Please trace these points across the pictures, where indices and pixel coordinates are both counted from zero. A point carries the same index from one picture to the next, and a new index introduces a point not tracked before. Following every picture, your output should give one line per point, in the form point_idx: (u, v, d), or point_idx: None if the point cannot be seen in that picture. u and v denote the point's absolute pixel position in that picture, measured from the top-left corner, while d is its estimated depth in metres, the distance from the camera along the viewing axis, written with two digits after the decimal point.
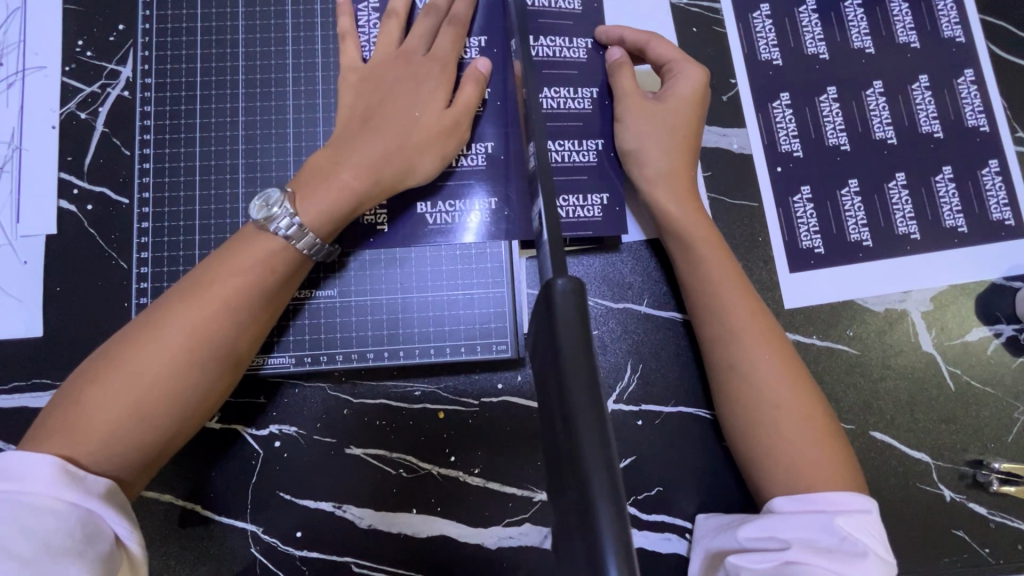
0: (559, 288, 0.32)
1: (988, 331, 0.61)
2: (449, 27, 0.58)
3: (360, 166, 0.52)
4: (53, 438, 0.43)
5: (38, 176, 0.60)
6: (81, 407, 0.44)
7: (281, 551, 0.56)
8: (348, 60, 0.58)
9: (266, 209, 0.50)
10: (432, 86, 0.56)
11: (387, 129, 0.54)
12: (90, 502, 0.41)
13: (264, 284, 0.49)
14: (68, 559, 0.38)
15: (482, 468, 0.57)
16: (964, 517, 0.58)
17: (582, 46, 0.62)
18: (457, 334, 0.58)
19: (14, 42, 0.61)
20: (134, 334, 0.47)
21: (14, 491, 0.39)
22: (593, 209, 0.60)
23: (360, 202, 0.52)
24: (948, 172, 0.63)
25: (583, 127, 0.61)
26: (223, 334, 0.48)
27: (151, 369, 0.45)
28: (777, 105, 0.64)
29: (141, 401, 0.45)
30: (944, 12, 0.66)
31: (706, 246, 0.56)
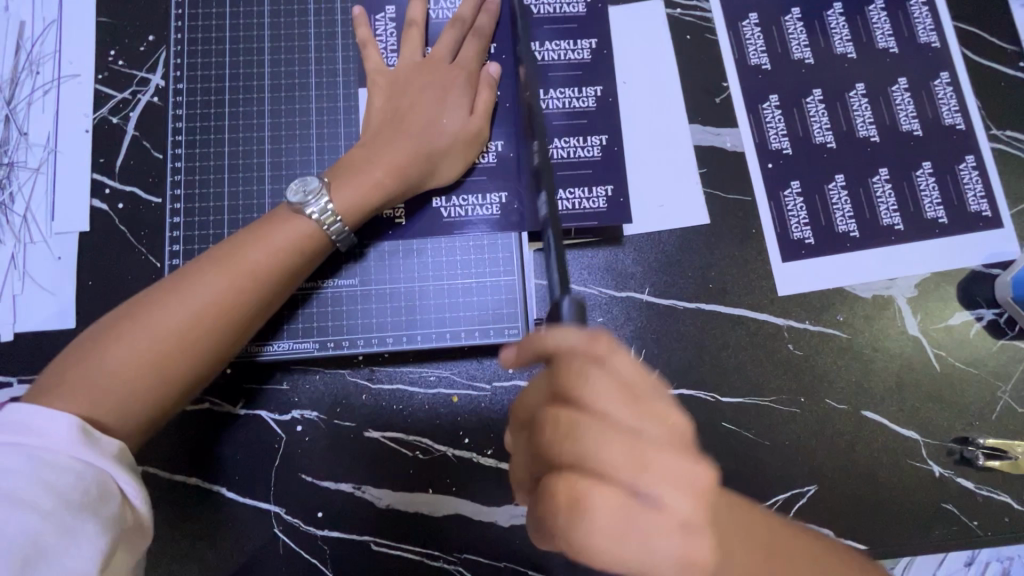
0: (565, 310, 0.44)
1: (970, 315, 0.65)
2: (472, 39, 0.63)
3: (391, 164, 0.57)
4: (74, 384, 0.46)
5: (72, 177, 0.63)
6: (105, 358, 0.47)
7: (302, 530, 0.59)
8: (372, 65, 0.63)
9: (302, 193, 0.55)
10: (457, 93, 0.61)
11: (414, 130, 0.59)
12: (102, 461, 0.43)
13: (286, 263, 0.54)
14: (85, 514, 0.40)
15: (495, 449, 0.60)
16: (953, 491, 0.62)
17: (585, 47, 0.67)
18: (471, 319, 0.62)
19: (51, 52, 0.65)
20: (160, 295, 0.50)
21: (32, 446, 0.42)
22: (598, 200, 0.65)
23: (388, 197, 0.58)
24: (928, 166, 0.67)
25: (588, 123, 0.66)
26: (247, 307, 0.52)
27: (173, 330, 0.49)
28: (767, 107, 0.68)
29: (162, 359, 0.48)
30: (920, 20, 0.70)
31: (623, 351, 0.40)
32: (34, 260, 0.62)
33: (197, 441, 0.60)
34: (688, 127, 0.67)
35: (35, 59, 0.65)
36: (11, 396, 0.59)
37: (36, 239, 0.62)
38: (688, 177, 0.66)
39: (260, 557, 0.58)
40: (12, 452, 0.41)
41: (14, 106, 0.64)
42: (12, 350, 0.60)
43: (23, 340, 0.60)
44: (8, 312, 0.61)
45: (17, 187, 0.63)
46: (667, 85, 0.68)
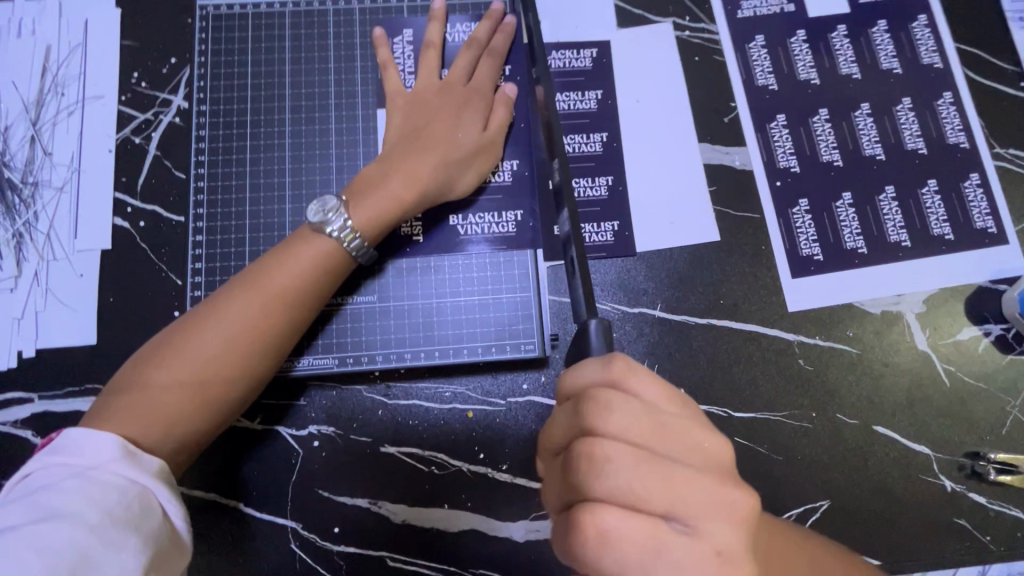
0: (592, 331, 0.44)
1: (978, 330, 0.66)
2: (485, 58, 0.65)
3: (409, 179, 0.59)
4: (119, 413, 0.48)
5: (96, 196, 0.64)
6: (147, 386, 0.49)
7: (319, 546, 0.59)
8: (391, 86, 0.64)
9: (322, 212, 0.56)
10: (473, 112, 0.63)
11: (431, 145, 0.60)
12: (144, 479, 0.45)
13: (314, 282, 0.55)
14: (127, 529, 0.41)
15: (510, 464, 0.61)
16: (965, 506, 0.62)
17: (587, 56, 0.70)
18: (487, 335, 0.63)
19: (76, 75, 0.67)
20: (194, 322, 0.52)
21: (80, 465, 0.43)
22: (606, 234, 0.66)
23: (407, 211, 0.59)
24: (934, 184, 0.69)
25: (596, 166, 0.68)
26: (277, 327, 0.53)
27: (209, 354, 0.51)
28: (774, 126, 0.70)
29: (202, 383, 0.50)
30: (923, 41, 0.72)
31: (641, 370, 0.40)
32: (57, 277, 0.63)
33: (215, 456, 0.60)
34: (697, 146, 0.69)
35: (61, 81, 0.67)
36: (32, 412, 0.60)
37: (59, 257, 0.63)
38: (698, 194, 0.68)
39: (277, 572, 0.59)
40: (63, 471, 0.43)
41: (39, 127, 0.66)
42: (34, 366, 0.61)
43: (46, 357, 0.61)
44: (31, 329, 0.62)
45: (42, 206, 0.64)
46: (677, 105, 0.70)
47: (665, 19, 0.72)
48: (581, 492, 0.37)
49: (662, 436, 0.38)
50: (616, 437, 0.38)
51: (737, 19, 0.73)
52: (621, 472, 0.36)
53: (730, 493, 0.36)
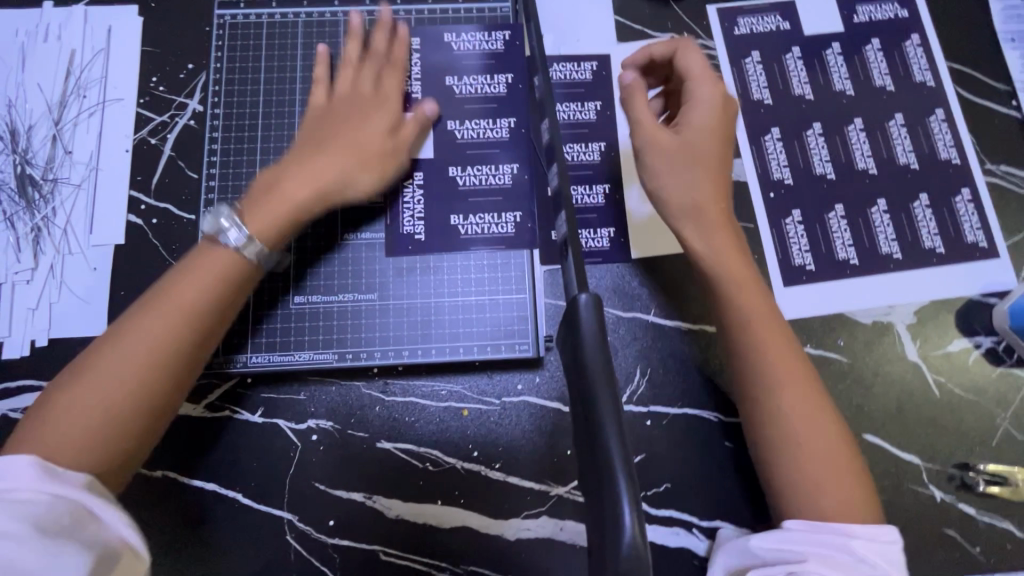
0: (582, 304, 0.38)
1: (969, 342, 0.67)
2: (386, 71, 0.65)
3: (302, 183, 0.58)
4: (30, 443, 0.46)
5: (111, 193, 0.67)
6: (55, 413, 0.47)
7: (314, 538, 0.61)
8: (314, 98, 0.64)
9: (217, 222, 0.55)
10: (375, 119, 0.62)
11: (330, 152, 0.59)
12: (73, 492, 0.45)
13: (220, 288, 0.53)
14: (65, 540, 0.42)
15: (503, 462, 0.62)
16: (955, 517, 0.62)
17: (587, 68, 0.73)
18: (484, 335, 0.64)
19: (97, 78, 0.70)
20: (105, 343, 0.50)
21: (1, 489, 0.43)
22: (602, 240, 0.68)
23: (301, 218, 0.57)
24: (925, 199, 0.70)
25: (594, 174, 0.70)
26: (185, 337, 0.51)
27: (117, 372, 0.49)
28: (768, 139, 0.72)
29: (111, 403, 0.48)
30: (915, 60, 0.74)
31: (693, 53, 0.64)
32: (71, 271, 0.65)
33: (216, 447, 0.62)
34: None
35: (83, 84, 0.70)
36: None
37: (74, 251, 0.66)
38: None
39: (272, 563, 0.60)
40: None
41: (60, 127, 0.68)
42: (46, 355, 0.63)
43: (58, 347, 0.63)
44: (44, 319, 0.64)
45: (59, 202, 0.67)
46: None
47: (663, 34, 0.74)
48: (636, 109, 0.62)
49: (698, 115, 0.61)
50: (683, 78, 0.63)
51: (734, 36, 0.75)
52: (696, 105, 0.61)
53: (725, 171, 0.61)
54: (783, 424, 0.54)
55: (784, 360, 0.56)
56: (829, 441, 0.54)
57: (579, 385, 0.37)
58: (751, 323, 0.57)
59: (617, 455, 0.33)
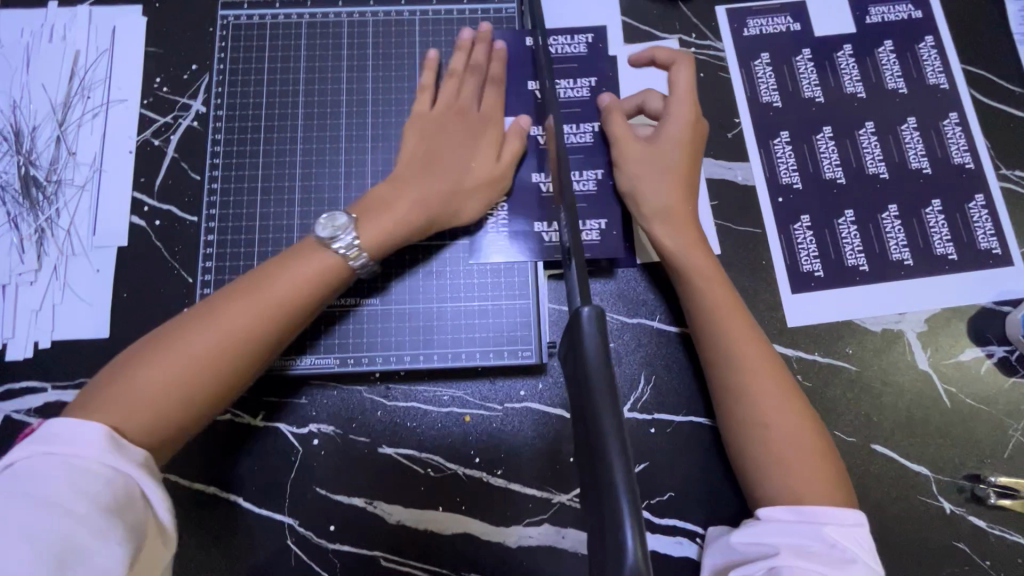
0: (584, 316, 0.36)
1: (981, 351, 0.65)
2: (488, 86, 0.66)
3: (414, 205, 0.60)
4: (110, 404, 0.49)
5: (115, 195, 0.67)
6: (137, 380, 0.50)
7: (314, 543, 0.60)
8: (417, 107, 0.65)
9: (331, 228, 0.57)
10: (486, 139, 0.64)
11: (441, 174, 0.62)
12: (129, 468, 0.46)
13: (312, 292, 0.56)
14: (113, 519, 0.44)
15: (505, 469, 0.61)
16: (965, 530, 0.61)
17: (584, 84, 0.71)
18: (486, 341, 0.64)
19: (102, 78, 0.70)
20: (195, 318, 0.54)
21: (68, 453, 0.45)
22: (592, 232, 0.67)
23: (411, 235, 0.60)
24: (937, 205, 0.69)
25: (584, 159, 0.69)
26: (271, 334, 0.55)
27: (203, 352, 0.52)
28: (777, 142, 0.71)
29: (194, 381, 0.51)
30: (929, 62, 0.73)
31: (682, 71, 0.66)
32: (74, 272, 0.65)
33: (218, 451, 0.62)
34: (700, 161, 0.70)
35: (87, 84, 0.70)
36: (45, 401, 0.62)
37: (77, 252, 0.66)
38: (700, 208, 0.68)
39: (272, 568, 0.60)
40: (52, 459, 0.45)
41: (65, 128, 0.68)
42: (49, 356, 0.63)
43: (60, 348, 0.63)
44: (47, 321, 0.64)
45: (63, 203, 0.67)
46: None
47: (671, 35, 0.73)
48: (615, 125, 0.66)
49: (674, 129, 0.64)
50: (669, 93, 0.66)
51: (743, 37, 0.74)
52: (675, 119, 0.65)
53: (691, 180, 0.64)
54: (755, 412, 0.56)
55: (756, 350, 0.58)
56: (802, 428, 0.56)
57: (579, 396, 0.36)
58: (721, 317, 0.59)
59: (620, 477, 0.32)
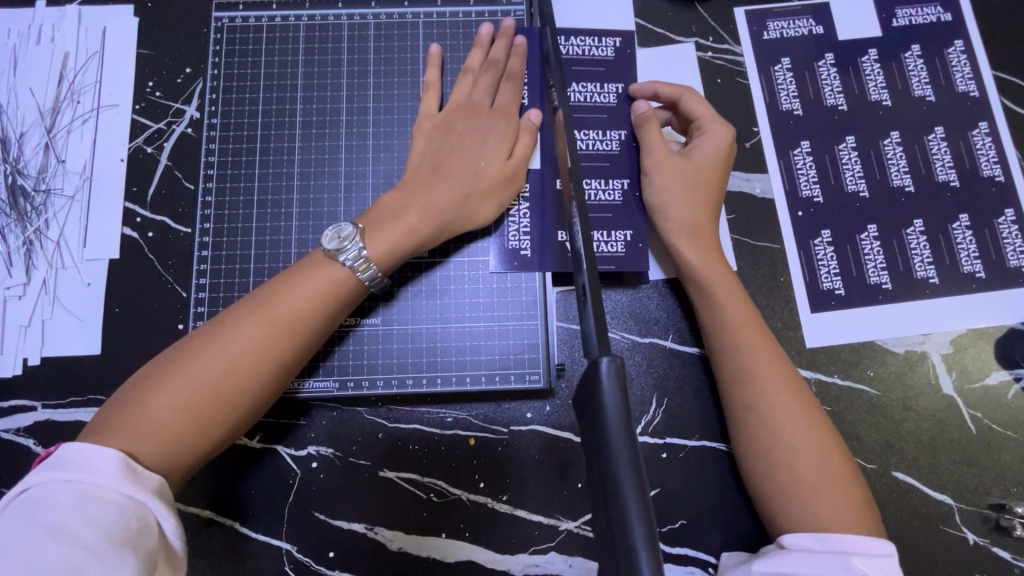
0: (603, 370, 0.33)
1: (1008, 375, 0.63)
2: (504, 83, 0.63)
3: (426, 210, 0.57)
4: (115, 434, 0.47)
5: (106, 205, 0.64)
6: (144, 406, 0.48)
7: (313, 570, 0.58)
8: (426, 107, 0.63)
9: (338, 240, 0.55)
10: (497, 138, 0.61)
11: (452, 177, 0.59)
12: (143, 497, 0.44)
13: (322, 309, 0.53)
14: (125, 550, 0.41)
15: (511, 494, 0.59)
16: (988, 561, 0.59)
17: (612, 90, 0.67)
18: (492, 364, 0.61)
19: (92, 82, 0.67)
20: (202, 340, 0.51)
21: (82, 481, 0.43)
22: (617, 245, 0.64)
23: (421, 243, 0.57)
24: (965, 220, 0.65)
25: (610, 166, 0.66)
26: (282, 354, 0.52)
27: (211, 375, 0.49)
28: (798, 152, 0.67)
29: (203, 407, 0.49)
30: (959, 68, 0.69)
31: (697, 97, 0.64)
32: (64, 286, 0.63)
33: (214, 476, 0.60)
34: None
35: (77, 88, 0.67)
36: (35, 421, 0.60)
37: (67, 265, 0.63)
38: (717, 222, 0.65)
39: None
40: (65, 487, 0.43)
41: (53, 135, 0.66)
42: (39, 374, 0.61)
43: (51, 366, 0.61)
44: (37, 337, 0.62)
45: (52, 214, 0.64)
46: None
47: (687, 39, 0.70)
48: (647, 135, 0.64)
49: (703, 150, 0.62)
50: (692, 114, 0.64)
51: (763, 41, 0.70)
52: (705, 140, 0.62)
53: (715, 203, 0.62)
54: (778, 437, 0.54)
55: (776, 371, 0.56)
56: (827, 452, 0.53)
57: (595, 453, 0.34)
58: (738, 339, 0.57)
59: (643, 550, 0.29)
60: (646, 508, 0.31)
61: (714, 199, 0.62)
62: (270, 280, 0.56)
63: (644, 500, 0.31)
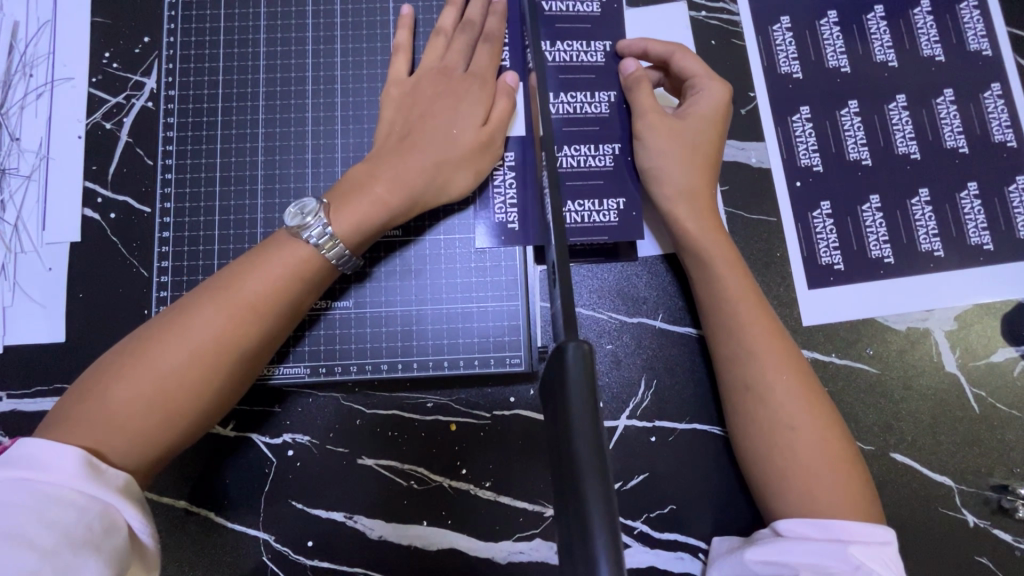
0: (569, 356, 0.31)
1: (1014, 351, 0.60)
2: (483, 43, 0.59)
3: (396, 181, 0.53)
4: (75, 430, 0.44)
5: (65, 185, 0.61)
6: (103, 400, 0.45)
7: (291, 559, 0.57)
8: (395, 72, 0.59)
9: (301, 216, 0.51)
10: (471, 102, 0.57)
11: (423, 146, 0.55)
12: (108, 495, 0.42)
13: (290, 292, 0.51)
14: (88, 552, 0.39)
15: (493, 481, 0.57)
16: (988, 543, 0.57)
17: (599, 49, 0.63)
18: (471, 347, 0.59)
19: (44, 54, 0.63)
20: (163, 327, 0.48)
21: (36, 480, 0.40)
22: (609, 214, 0.60)
23: (393, 217, 0.54)
24: (974, 188, 0.62)
25: (600, 131, 0.62)
26: (249, 340, 0.49)
27: (174, 366, 0.46)
28: (796, 119, 0.63)
29: (167, 399, 0.46)
30: (970, 24, 0.64)
31: (688, 55, 0.60)
32: (23, 271, 0.60)
33: (187, 466, 0.58)
34: None
35: (28, 61, 0.63)
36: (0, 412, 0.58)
37: (27, 249, 0.60)
38: None
39: None
40: (16, 486, 0.40)
41: (6, 110, 0.62)
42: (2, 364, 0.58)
43: (13, 355, 0.59)
44: None
45: (8, 195, 0.61)
46: None
47: None
48: (638, 95, 0.60)
49: (700, 108, 0.58)
50: (685, 72, 0.60)
51: None
52: (701, 97, 0.58)
53: (713, 167, 0.58)
54: (777, 417, 0.51)
55: (775, 346, 0.53)
56: (828, 433, 0.51)
57: (557, 449, 0.31)
58: (732, 327, 0.54)
59: (604, 558, 0.26)
60: (610, 510, 0.28)
61: (709, 169, 0.58)
62: (233, 262, 0.52)
63: (607, 497, 0.28)
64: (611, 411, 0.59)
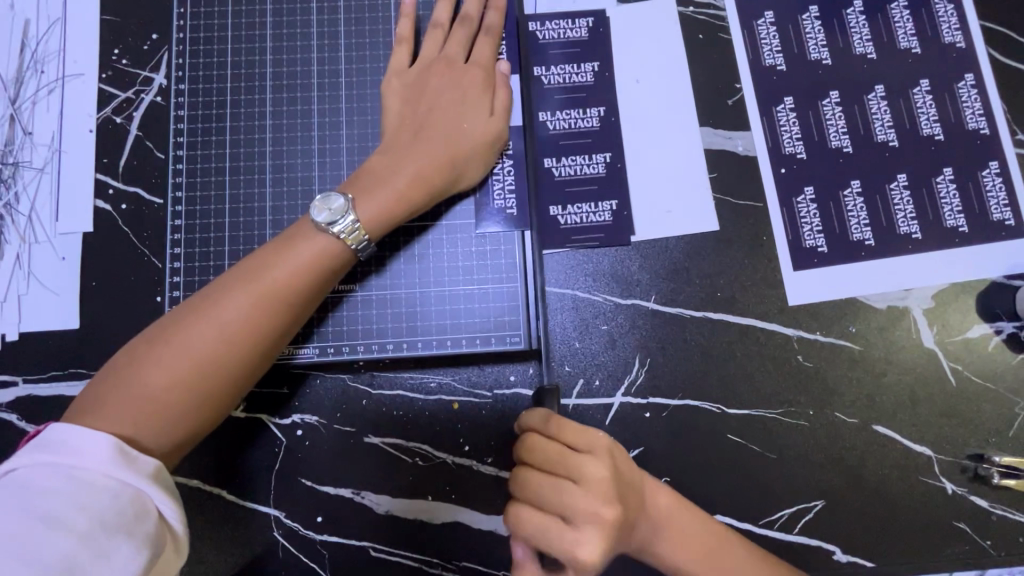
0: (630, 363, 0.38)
1: (989, 328, 0.63)
2: (482, 36, 0.63)
3: (415, 174, 0.57)
4: (106, 409, 0.46)
5: (77, 177, 0.63)
6: (132, 380, 0.47)
7: (302, 535, 0.59)
8: (395, 64, 0.62)
9: (327, 211, 0.54)
10: (475, 95, 0.60)
11: (435, 138, 0.58)
12: (138, 481, 0.43)
13: (308, 279, 0.53)
14: (120, 536, 0.40)
15: (495, 457, 0.59)
16: (966, 509, 0.60)
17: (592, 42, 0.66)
18: (473, 327, 0.61)
19: (55, 51, 0.65)
20: (190, 312, 0.50)
21: (71, 465, 0.42)
22: (603, 214, 0.63)
23: (411, 210, 0.57)
24: (949, 173, 0.65)
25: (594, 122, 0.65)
26: (270, 326, 0.51)
27: (198, 349, 0.49)
28: (781, 109, 0.66)
29: (192, 380, 0.48)
30: (945, 18, 0.68)
31: None
32: (38, 260, 0.62)
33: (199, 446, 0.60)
34: (698, 129, 0.65)
35: (40, 57, 0.65)
36: (17, 396, 0.59)
37: (40, 238, 0.62)
38: (699, 180, 0.64)
39: (258, 559, 0.59)
40: (51, 471, 0.41)
41: (18, 106, 0.64)
42: (18, 350, 0.60)
43: (29, 341, 0.60)
44: (15, 312, 0.61)
45: (22, 187, 0.63)
46: (677, 86, 0.66)
47: None
48: None
49: None
50: None
51: None
52: None
53: None
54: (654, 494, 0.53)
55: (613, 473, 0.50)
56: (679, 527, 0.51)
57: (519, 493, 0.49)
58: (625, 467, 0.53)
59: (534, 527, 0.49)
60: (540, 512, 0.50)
61: None
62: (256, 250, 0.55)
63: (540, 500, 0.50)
64: (606, 389, 0.61)
